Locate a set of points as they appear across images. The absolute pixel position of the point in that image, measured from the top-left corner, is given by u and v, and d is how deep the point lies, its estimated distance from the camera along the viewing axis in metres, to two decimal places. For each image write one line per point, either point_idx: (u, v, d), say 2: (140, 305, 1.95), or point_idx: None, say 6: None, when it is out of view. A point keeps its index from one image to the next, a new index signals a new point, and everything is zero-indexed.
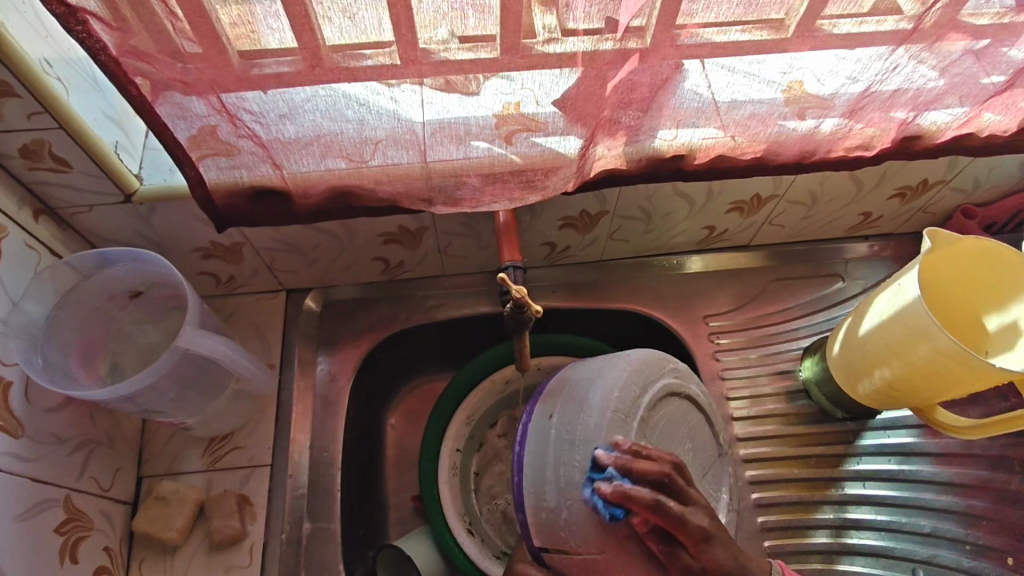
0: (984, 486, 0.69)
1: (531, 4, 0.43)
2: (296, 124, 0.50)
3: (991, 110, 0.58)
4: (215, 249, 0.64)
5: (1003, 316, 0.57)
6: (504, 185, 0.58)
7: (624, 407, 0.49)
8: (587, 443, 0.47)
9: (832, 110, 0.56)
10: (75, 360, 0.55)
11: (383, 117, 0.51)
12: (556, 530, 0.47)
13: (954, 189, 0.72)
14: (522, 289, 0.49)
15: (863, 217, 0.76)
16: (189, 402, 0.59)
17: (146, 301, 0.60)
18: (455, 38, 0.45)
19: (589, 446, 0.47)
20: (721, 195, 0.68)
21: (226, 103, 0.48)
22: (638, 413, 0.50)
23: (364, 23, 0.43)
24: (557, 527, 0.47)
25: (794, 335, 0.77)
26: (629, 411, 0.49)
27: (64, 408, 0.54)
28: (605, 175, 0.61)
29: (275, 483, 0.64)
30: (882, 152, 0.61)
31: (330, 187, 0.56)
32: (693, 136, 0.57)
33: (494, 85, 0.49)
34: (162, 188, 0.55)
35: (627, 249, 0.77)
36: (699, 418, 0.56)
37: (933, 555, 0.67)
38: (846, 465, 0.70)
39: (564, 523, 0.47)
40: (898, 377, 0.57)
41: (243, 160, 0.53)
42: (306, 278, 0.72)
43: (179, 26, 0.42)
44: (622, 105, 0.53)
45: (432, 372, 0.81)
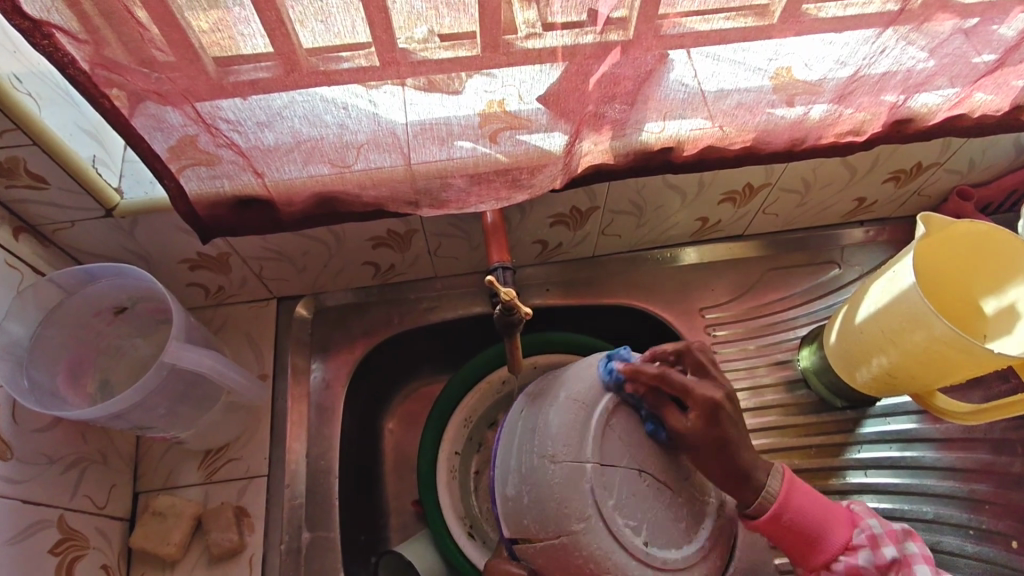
0: (987, 470, 0.68)
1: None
2: (275, 131, 0.49)
3: (982, 90, 0.57)
4: (203, 260, 0.63)
5: (1000, 298, 0.56)
6: (490, 185, 0.57)
7: (584, 396, 0.48)
8: (544, 432, 0.47)
9: (821, 96, 0.55)
10: (62, 378, 0.54)
11: (364, 121, 0.50)
12: (520, 519, 0.48)
13: (949, 170, 0.71)
14: (511, 291, 0.48)
15: (857, 203, 0.75)
16: (180, 416, 0.58)
17: (132, 316, 0.59)
18: (434, 36, 0.44)
19: (544, 432, 0.47)
20: (712, 185, 0.67)
21: (202, 112, 0.47)
22: (601, 405, 0.48)
23: (338, 26, 0.42)
24: (521, 516, 0.48)
25: (792, 324, 0.76)
26: (590, 401, 0.48)
27: (53, 428, 0.53)
28: (593, 171, 0.60)
29: (272, 493, 0.64)
30: (874, 137, 0.60)
31: (313, 193, 0.56)
32: (681, 128, 0.56)
33: (475, 83, 0.48)
34: (142, 201, 0.55)
35: (620, 244, 0.76)
36: None
37: (938, 542, 0.66)
38: (848, 454, 0.70)
39: (525, 507, 0.47)
40: (896, 364, 0.56)
41: (224, 169, 0.52)
42: (297, 285, 0.71)
43: (149, 36, 0.41)
44: (607, 99, 0.52)
45: (429, 375, 0.81)
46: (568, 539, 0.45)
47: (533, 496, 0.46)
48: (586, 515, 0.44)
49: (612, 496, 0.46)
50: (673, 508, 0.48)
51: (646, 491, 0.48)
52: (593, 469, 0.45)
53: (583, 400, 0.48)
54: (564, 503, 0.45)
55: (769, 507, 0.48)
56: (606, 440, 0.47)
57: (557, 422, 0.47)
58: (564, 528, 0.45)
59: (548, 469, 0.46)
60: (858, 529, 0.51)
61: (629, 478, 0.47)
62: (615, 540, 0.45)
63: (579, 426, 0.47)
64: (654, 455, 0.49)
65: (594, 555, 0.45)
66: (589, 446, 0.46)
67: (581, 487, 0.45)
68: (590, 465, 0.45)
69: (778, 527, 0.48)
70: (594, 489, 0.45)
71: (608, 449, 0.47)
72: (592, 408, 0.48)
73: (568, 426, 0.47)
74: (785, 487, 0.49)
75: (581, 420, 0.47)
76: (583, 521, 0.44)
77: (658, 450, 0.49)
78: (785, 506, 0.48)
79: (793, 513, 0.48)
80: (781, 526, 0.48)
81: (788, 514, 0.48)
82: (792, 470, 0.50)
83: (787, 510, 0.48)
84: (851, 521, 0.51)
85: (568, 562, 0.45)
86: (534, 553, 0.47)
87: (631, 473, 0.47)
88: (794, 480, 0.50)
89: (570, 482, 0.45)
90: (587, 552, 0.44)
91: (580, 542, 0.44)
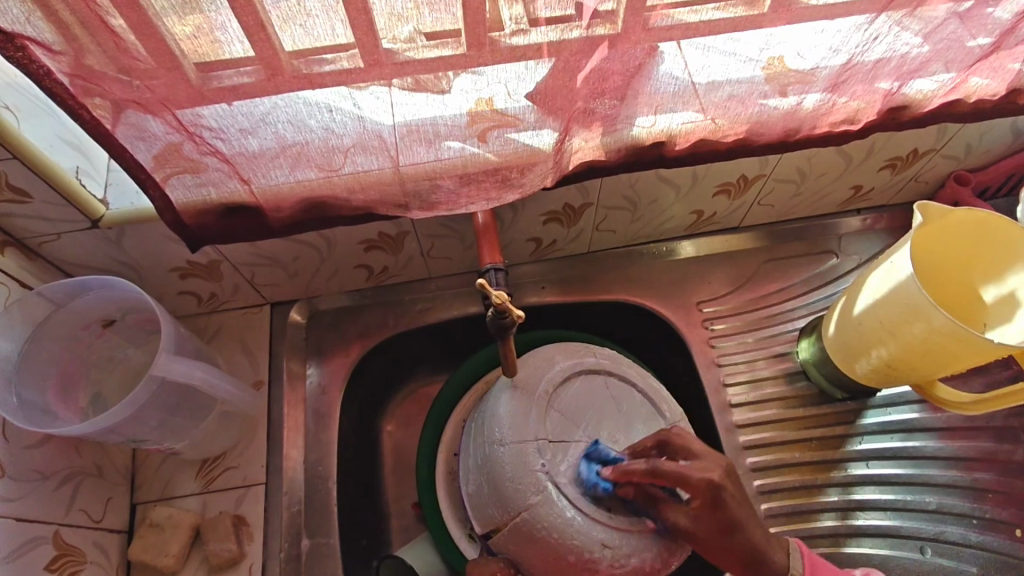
0: (989, 458, 0.68)
1: None
2: (259, 137, 0.49)
3: (978, 75, 0.56)
4: (193, 268, 0.63)
5: (1000, 286, 0.55)
6: (480, 185, 0.56)
7: (525, 382, 0.54)
8: (492, 420, 0.53)
9: (814, 85, 0.54)
10: (53, 394, 0.54)
11: (350, 125, 0.49)
12: (487, 509, 0.51)
13: (945, 156, 0.70)
14: (503, 294, 0.47)
15: (853, 191, 0.74)
16: (174, 427, 0.58)
17: (121, 328, 0.58)
18: (421, 35, 0.43)
19: (493, 420, 0.53)
20: (706, 178, 0.66)
21: (183, 120, 0.46)
22: (541, 388, 0.54)
23: (317, 29, 0.41)
24: (486, 505, 0.52)
25: (790, 315, 0.76)
26: (531, 385, 0.54)
27: (44, 444, 0.53)
28: (585, 167, 0.59)
29: (271, 501, 0.63)
30: (869, 125, 0.59)
31: (301, 199, 0.55)
32: (672, 122, 0.56)
33: (463, 82, 0.47)
34: (128, 212, 0.54)
35: (614, 240, 0.75)
36: (628, 392, 0.57)
37: (940, 532, 0.66)
38: (849, 446, 0.69)
39: (488, 496, 0.51)
40: (896, 356, 0.56)
41: (210, 176, 0.52)
42: (290, 290, 0.71)
43: (128, 44, 0.40)
44: (596, 95, 0.51)
45: (425, 376, 0.80)
46: (528, 514, 0.49)
47: (490, 483, 0.51)
48: (541, 488, 0.49)
49: (565, 468, 0.51)
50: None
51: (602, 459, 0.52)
52: (540, 444, 0.51)
53: (525, 386, 0.54)
54: (520, 482, 0.49)
55: None
56: (550, 418, 0.53)
57: (502, 410, 0.52)
58: (524, 504, 0.49)
59: (500, 453, 0.51)
60: None
61: (579, 448, 0.52)
62: (575, 507, 0.49)
63: (523, 409, 0.52)
64: (602, 424, 0.54)
65: (555, 527, 0.48)
66: (534, 425, 0.51)
67: (533, 462, 0.50)
68: (536, 441, 0.51)
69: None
70: (545, 462, 0.50)
71: (554, 425, 0.52)
72: (533, 391, 0.53)
73: (513, 411, 0.52)
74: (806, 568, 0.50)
75: (525, 403, 0.52)
76: (539, 494, 0.49)
77: (606, 418, 0.54)
78: None
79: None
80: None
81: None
82: (808, 550, 0.52)
83: None
84: None
85: (534, 537, 0.49)
86: (502, 540, 0.50)
87: (582, 443, 0.52)
88: (810, 559, 0.51)
89: (522, 460, 0.50)
90: (547, 523, 0.48)
91: (538, 517, 0.49)
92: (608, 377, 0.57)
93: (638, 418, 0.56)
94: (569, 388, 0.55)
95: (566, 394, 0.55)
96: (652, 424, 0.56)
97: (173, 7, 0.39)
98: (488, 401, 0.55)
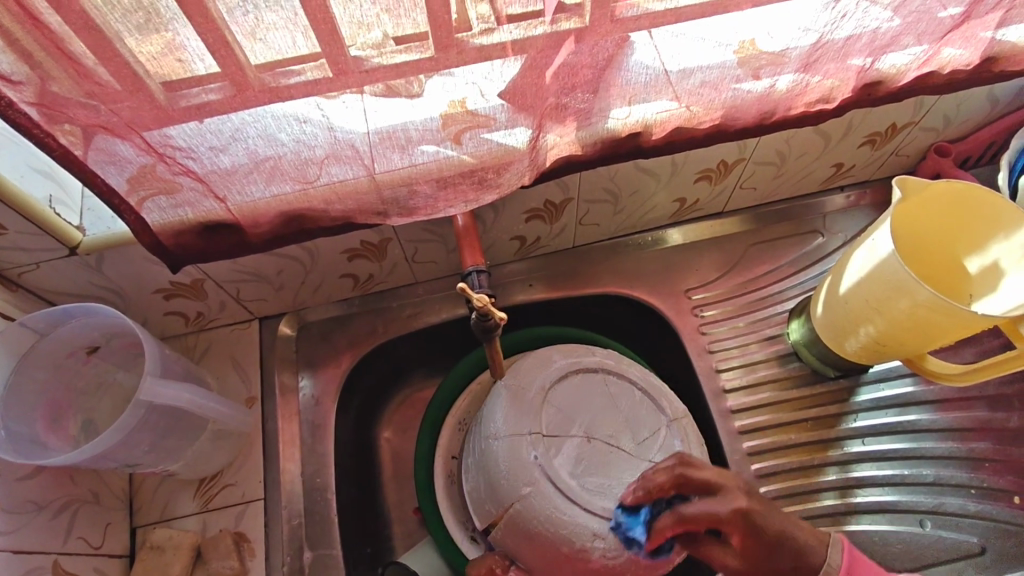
0: (985, 427, 0.68)
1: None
2: (230, 154, 0.48)
3: (951, 45, 0.56)
4: (177, 288, 0.62)
5: (983, 256, 0.55)
6: (456, 188, 0.56)
7: (520, 381, 0.56)
8: (488, 419, 0.55)
9: (786, 66, 0.54)
10: (43, 425, 0.53)
11: (321, 136, 0.49)
12: (485, 505, 0.54)
13: (924, 128, 0.70)
14: (483, 297, 0.47)
15: (835, 168, 0.74)
16: (167, 449, 0.57)
17: (106, 354, 0.58)
18: (390, 40, 0.42)
19: (490, 418, 0.55)
20: (686, 166, 0.66)
21: (152, 142, 0.46)
22: (537, 385, 0.55)
23: (277, 43, 0.40)
24: (484, 502, 0.54)
25: (780, 297, 0.76)
26: (526, 383, 0.56)
27: (36, 475, 0.52)
28: (562, 163, 0.59)
29: (270, 515, 0.63)
30: (844, 103, 0.59)
31: (279, 213, 0.55)
32: (647, 112, 0.55)
33: (437, 83, 0.47)
34: (105, 237, 0.54)
35: (599, 233, 0.75)
36: (630, 388, 0.57)
37: (940, 504, 0.66)
38: (845, 424, 0.69)
39: (486, 492, 0.54)
40: (883, 333, 0.55)
41: (185, 197, 0.51)
42: (277, 304, 0.71)
43: (92, 68, 0.40)
44: (567, 90, 0.51)
45: (420, 380, 0.80)
46: (520, 505, 0.50)
47: (488, 480, 0.53)
48: (532, 479, 0.50)
49: (558, 461, 0.52)
50: (632, 464, 0.53)
51: (597, 453, 0.53)
52: (532, 438, 0.52)
53: (519, 384, 0.56)
54: (512, 475, 0.51)
55: None
56: (544, 413, 0.54)
57: (497, 407, 0.55)
58: (515, 496, 0.51)
59: (493, 447, 0.53)
60: None
61: (574, 442, 0.53)
62: (566, 498, 0.50)
63: (517, 405, 0.54)
64: (600, 421, 0.55)
65: (544, 515, 0.50)
66: (527, 420, 0.53)
67: (526, 455, 0.51)
68: (529, 435, 0.52)
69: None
70: (537, 456, 0.51)
71: (549, 419, 0.54)
72: (527, 388, 0.55)
73: (508, 408, 0.54)
74: (846, 561, 0.48)
75: (519, 401, 0.54)
76: (530, 485, 0.50)
77: (603, 414, 0.55)
78: None
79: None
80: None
81: None
82: (851, 545, 0.49)
83: None
84: None
85: (527, 529, 0.51)
86: (499, 533, 0.52)
87: (578, 439, 0.53)
88: (856, 556, 0.49)
89: (513, 453, 0.51)
90: (539, 514, 0.50)
91: (529, 506, 0.50)
92: (606, 376, 0.58)
93: (641, 415, 0.56)
94: (565, 386, 0.56)
95: (562, 391, 0.56)
96: (657, 420, 0.56)
97: (139, 27, 0.38)
98: (486, 402, 0.57)
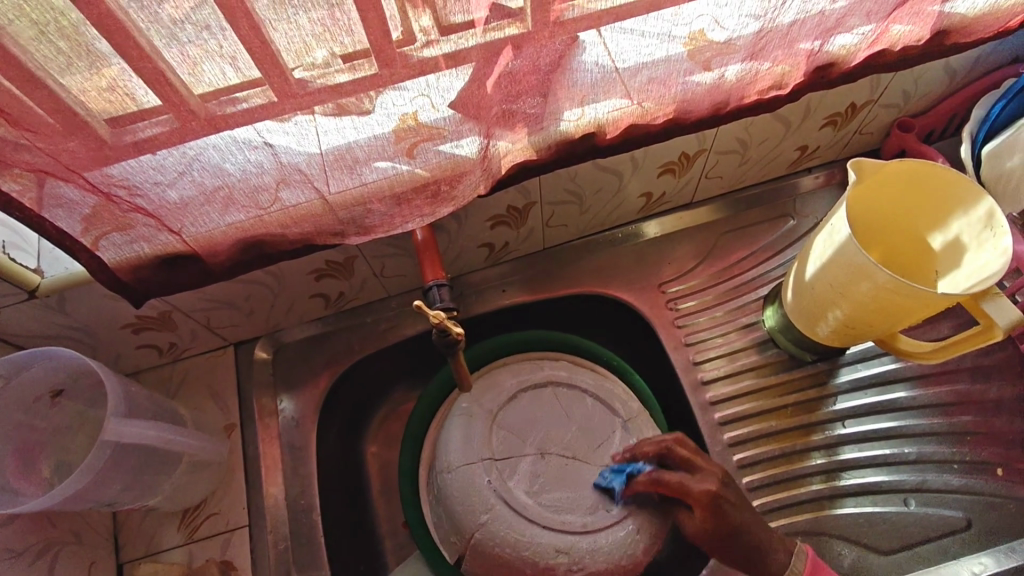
0: (966, 401, 0.68)
1: (398, 9, 0.40)
2: (178, 187, 0.48)
3: (899, 23, 0.56)
4: (145, 322, 0.62)
5: (945, 233, 0.55)
6: (411, 203, 0.56)
7: (469, 410, 0.62)
8: (442, 453, 0.60)
9: (734, 56, 0.53)
10: (14, 471, 0.53)
11: (267, 163, 0.48)
12: (450, 537, 0.59)
13: (885, 105, 0.70)
14: (440, 313, 0.47)
15: (801, 151, 0.74)
16: (144, 484, 0.57)
17: (75, 394, 0.57)
18: (335, 58, 0.42)
19: (442, 452, 0.60)
20: (649, 162, 0.66)
21: (95, 182, 0.45)
22: (487, 411, 0.61)
23: (209, 75, 0.40)
24: (450, 535, 0.59)
25: (755, 283, 0.75)
26: (475, 411, 0.61)
27: (12, 522, 0.52)
28: (518, 169, 0.58)
29: (257, 542, 0.63)
30: (797, 88, 0.59)
31: (237, 240, 0.55)
32: (599, 111, 0.55)
33: (386, 100, 0.46)
34: (64, 277, 0.54)
35: (567, 233, 0.75)
36: (582, 396, 0.64)
37: (924, 481, 0.66)
38: (826, 407, 0.69)
39: (450, 526, 0.58)
40: (850, 316, 0.55)
41: (139, 232, 0.51)
42: (250, 329, 0.70)
43: (24, 108, 0.39)
44: (514, 97, 0.51)
45: (402, 392, 0.80)
46: (480, 533, 0.55)
47: (448, 512, 0.58)
48: (488, 505, 0.56)
49: (513, 483, 0.57)
50: (588, 473, 0.59)
51: (552, 468, 0.58)
52: (484, 464, 0.58)
53: (469, 414, 0.61)
54: (468, 503, 0.56)
55: None
56: (494, 437, 0.60)
57: (448, 439, 0.60)
58: (476, 524, 0.56)
59: (448, 479, 0.58)
60: None
61: (528, 461, 0.58)
62: (525, 518, 0.55)
63: (468, 436, 0.59)
64: (552, 436, 0.60)
65: (502, 541, 0.55)
66: (478, 447, 0.59)
67: (479, 480, 0.57)
68: (481, 462, 0.58)
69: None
70: (491, 480, 0.57)
71: (500, 443, 0.59)
72: (475, 415, 0.61)
73: (458, 439, 0.59)
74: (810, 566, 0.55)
75: (469, 428, 0.60)
76: (487, 512, 0.55)
77: (553, 428, 0.61)
78: None
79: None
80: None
81: None
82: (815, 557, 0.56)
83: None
84: None
85: (490, 555, 0.55)
86: (467, 563, 0.57)
87: (533, 457, 0.59)
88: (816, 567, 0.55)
89: (468, 482, 0.57)
90: (499, 539, 0.55)
91: (488, 532, 0.55)
92: (555, 387, 0.64)
93: (593, 422, 0.62)
94: (516, 406, 0.62)
95: (511, 412, 0.62)
96: (609, 423, 0.62)
97: (70, 66, 0.37)
98: (441, 430, 0.62)
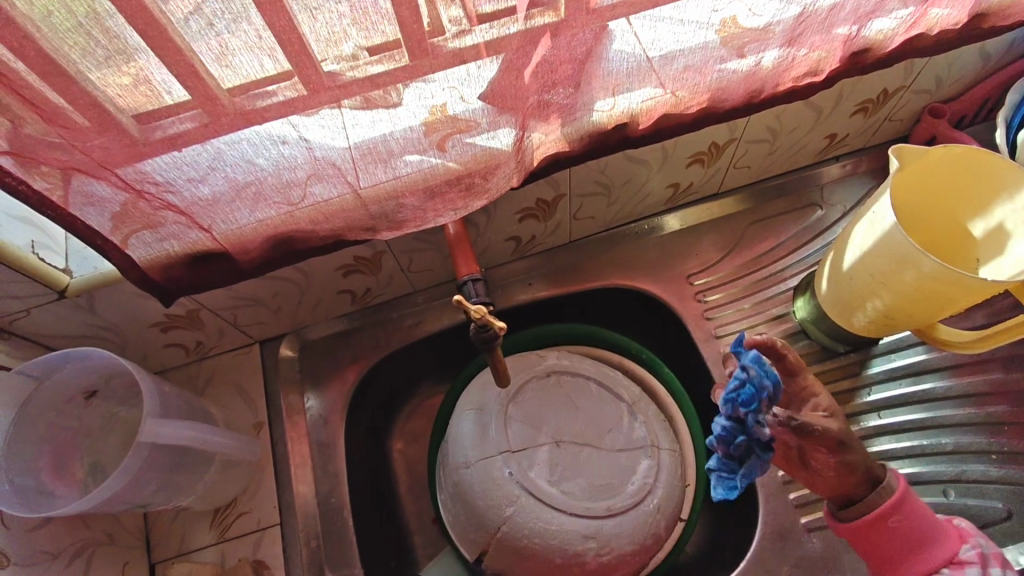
0: (1001, 390, 0.67)
1: None
2: (210, 183, 0.47)
3: (937, 6, 0.54)
4: (173, 320, 0.62)
5: (987, 219, 0.54)
6: (444, 196, 0.55)
7: (480, 404, 0.60)
8: (458, 446, 0.59)
9: (771, 42, 0.52)
10: (49, 472, 0.52)
11: (300, 158, 0.48)
12: (468, 535, 0.58)
13: (916, 91, 0.69)
14: (481, 308, 0.47)
15: (829, 139, 0.73)
16: (176, 484, 0.57)
17: (107, 395, 0.57)
18: (363, 50, 0.40)
19: (455, 448, 0.59)
20: (678, 151, 0.65)
21: (128, 179, 0.45)
22: (497, 404, 0.60)
23: (244, 67, 0.39)
24: (468, 532, 0.58)
25: (783, 274, 0.74)
26: (484, 404, 0.60)
27: (45, 524, 0.51)
28: (549, 161, 0.58)
29: (289, 540, 0.63)
30: (832, 74, 0.58)
31: (267, 237, 0.54)
32: (632, 101, 0.54)
33: (414, 92, 0.45)
34: (93, 277, 0.53)
35: (593, 226, 0.74)
36: (585, 383, 0.62)
37: (961, 472, 0.65)
38: (859, 399, 0.68)
39: (468, 525, 0.58)
40: (890, 306, 0.54)
41: (169, 230, 0.50)
42: (277, 326, 0.70)
43: (58, 105, 0.38)
44: (548, 87, 0.50)
45: (428, 388, 0.80)
46: (507, 525, 0.55)
47: (468, 508, 0.57)
48: (512, 498, 0.55)
49: (534, 472, 0.56)
50: (602, 457, 0.57)
51: (568, 455, 0.57)
52: (504, 457, 0.56)
53: (479, 408, 0.60)
54: (492, 498, 0.55)
55: (878, 502, 0.50)
56: (510, 429, 0.58)
57: (461, 435, 0.59)
58: (501, 517, 0.55)
59: (468, 475, 0.57)
60: (969, 545, 0.50)
61: (544, 450, 0.57)
62: (551, 508, 0.54)
63: (483, 429, 0.58)
64: (564, 424, 0.58)
65: (529, 533, 0.54)
66: (496, 441, 0.57)
67: (501, 474, 0.55)
68: (500, 455, 0.56)
69: (885, 527, 0.49)
70: (512, 472, 0.55)
71: (516, 434, 0.57)
72: (487, 406, 0.60)
73: (473, 434, 0.58)
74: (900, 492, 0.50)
75: (483, 423, 0.59)
76: (512, 504, 0.55)
77: (564, 416, 0.59)
78: (897, 507, 0.49)
79: (904, 514, 0.49)
80: (887, 527, 0.49)
81: (897, 516, 0.49)
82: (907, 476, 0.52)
83: (898, 511, 0.49)
84: (959, 538, 0.51)
85: (519, 546, 0.55)
86: (489, 559, 0.57)
87: (547, 446, 0.57)
88: (909, 493, 0.50)
89: (490, 476, 0.56)
90: (526, 531, 0.54)
91: (516, 525, 0.54)
92: (558, 376, 0.62)
93: (600, 407, 0.60)
94: (525, 396, 0.60)
95: (520, 403, 0.60)
96: (616, 408, 0.61)
97: (104, 60, 0.36)
98: (453, 424, 0.61)
